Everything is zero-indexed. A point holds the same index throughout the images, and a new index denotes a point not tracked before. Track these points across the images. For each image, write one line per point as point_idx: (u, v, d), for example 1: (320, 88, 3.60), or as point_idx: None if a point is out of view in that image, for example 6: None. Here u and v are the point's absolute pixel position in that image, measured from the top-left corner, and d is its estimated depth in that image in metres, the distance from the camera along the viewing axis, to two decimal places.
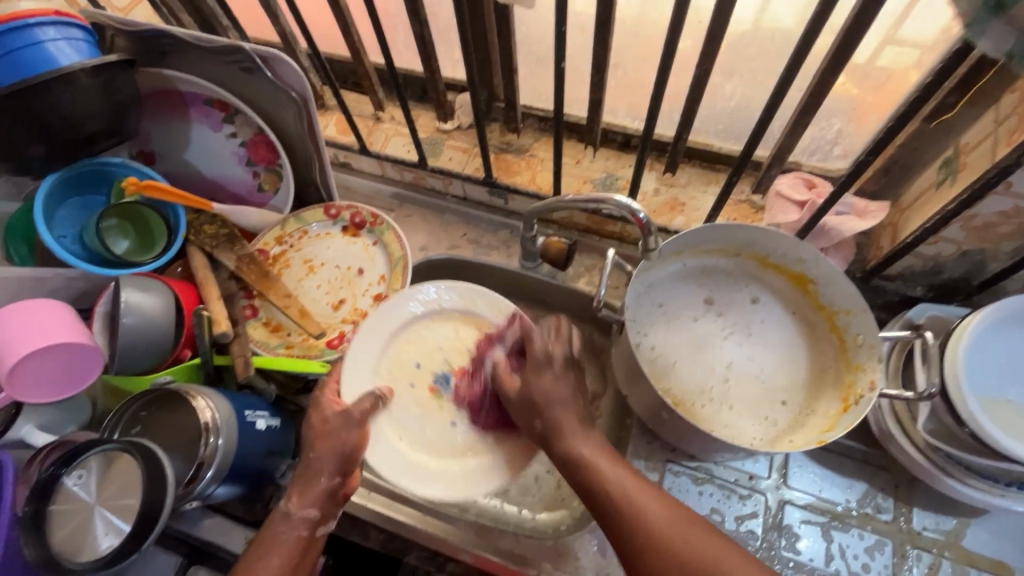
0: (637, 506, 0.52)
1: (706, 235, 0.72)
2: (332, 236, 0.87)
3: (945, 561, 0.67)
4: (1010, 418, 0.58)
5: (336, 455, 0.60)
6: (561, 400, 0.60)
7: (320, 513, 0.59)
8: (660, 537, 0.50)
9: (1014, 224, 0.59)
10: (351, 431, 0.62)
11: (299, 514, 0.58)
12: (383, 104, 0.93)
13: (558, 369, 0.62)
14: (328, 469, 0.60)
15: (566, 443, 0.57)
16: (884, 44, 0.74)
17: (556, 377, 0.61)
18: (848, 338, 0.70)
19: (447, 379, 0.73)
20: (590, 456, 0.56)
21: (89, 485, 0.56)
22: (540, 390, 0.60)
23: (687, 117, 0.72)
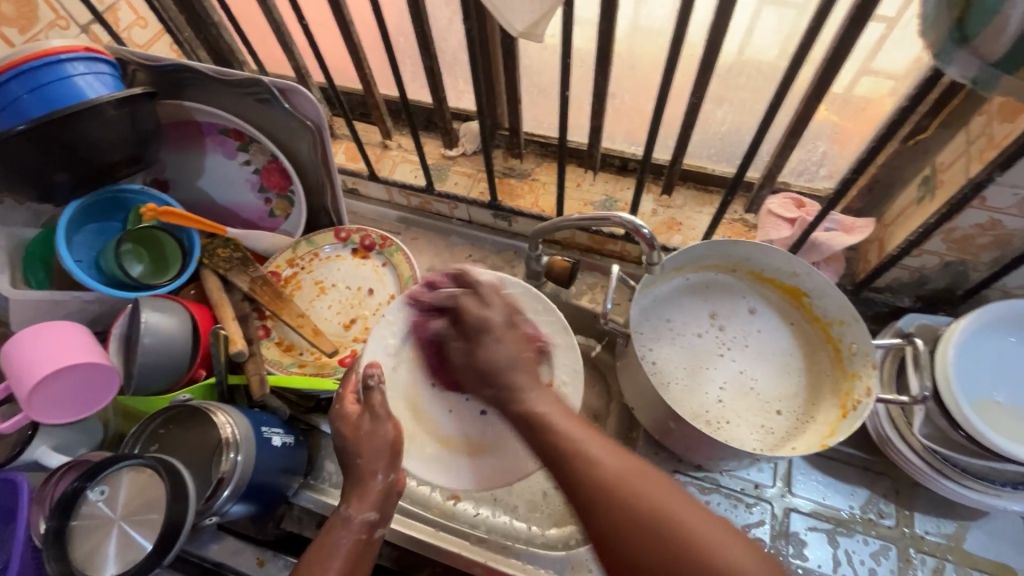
0: (591, 459, 0.47)
1: (704, 251, 0.76)
2: (343, 258, 0.90)
3: (948, 564, 0.68)
4: (1002, 419, 0.61)
5: (381, 453, 0.60)
6: (511, 364, 0.56)
7: (379, 515, 0.59)
8: (642, 503, 0.45)
9: (991, 235, 0.63)
10: (388, 424, 0.62)
11: (358, 517, 0.58)
12: (390, 132, 0.97)
13: (502, 335, 0.58)
14: (380, 466, 0.60)
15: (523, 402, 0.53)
16: (861, 74, 0.76)
17: (501, 342, 0.57)
18: (843, 347, 0.73)
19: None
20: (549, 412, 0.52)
21: (112, 501, 0.57)
22: (487, 358, 0.57)
23: (682, 142, 0.77)
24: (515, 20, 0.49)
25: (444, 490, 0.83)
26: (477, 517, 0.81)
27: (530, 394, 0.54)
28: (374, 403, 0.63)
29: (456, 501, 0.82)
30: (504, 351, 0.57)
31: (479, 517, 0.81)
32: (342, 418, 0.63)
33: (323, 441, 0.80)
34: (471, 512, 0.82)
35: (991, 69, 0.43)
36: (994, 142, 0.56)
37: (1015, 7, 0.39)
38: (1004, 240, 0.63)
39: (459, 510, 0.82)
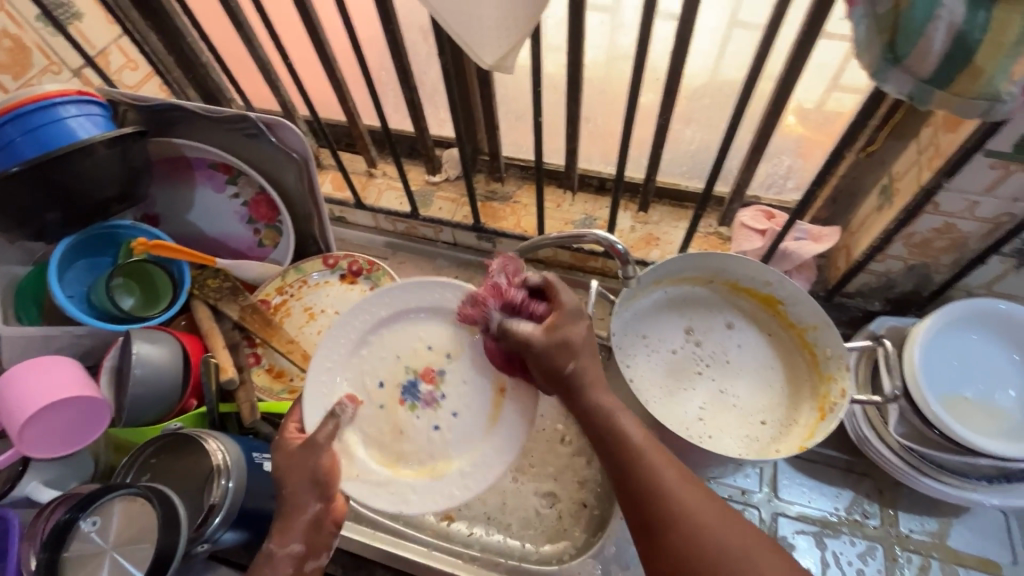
0: (676, 496, 0.53)
1: (679, 265, 0.79)
2: (332, 285, 0.92)
3: (934, 561, 0.70)
4: (970, 414, 0.63)
5: (308, 482, 0.58)
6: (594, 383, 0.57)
7: (307, 547, 0.57)
8: (709, 537, 0.51)
9: (948, 238, 0.66)
10: (324, 453, 0.60)
11: (282, 552, 0.56)
12: (375, 161, 1.00)
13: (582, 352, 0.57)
14: (307, 497, 0.58)
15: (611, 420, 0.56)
16: (829, 90, 0.86)
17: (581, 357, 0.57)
18: (818, 352, 0.75)
19: (416, 386, 0.68)
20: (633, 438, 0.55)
21: (104, 531, 0.58)
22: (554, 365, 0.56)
23: (654, 161, 0.80)
24: (484, 55, 0.52)
25: (437, 510, 0.84)
26: (470, 537, 0.82)
27: (621, 416, 0.57)
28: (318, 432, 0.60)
29: (450, 522, 0.83)
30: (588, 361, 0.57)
31: (473, 536, 0.82)
32: (281, 448, 0.61)
33: None
34: (465, 532, 0.82)
35: (924, 85, 0.47)
36: (940, 151, 0.59)
37: (936, 28, 0.42)
38: (960, 242, 0.67)
39: (453, 531, 0.82)
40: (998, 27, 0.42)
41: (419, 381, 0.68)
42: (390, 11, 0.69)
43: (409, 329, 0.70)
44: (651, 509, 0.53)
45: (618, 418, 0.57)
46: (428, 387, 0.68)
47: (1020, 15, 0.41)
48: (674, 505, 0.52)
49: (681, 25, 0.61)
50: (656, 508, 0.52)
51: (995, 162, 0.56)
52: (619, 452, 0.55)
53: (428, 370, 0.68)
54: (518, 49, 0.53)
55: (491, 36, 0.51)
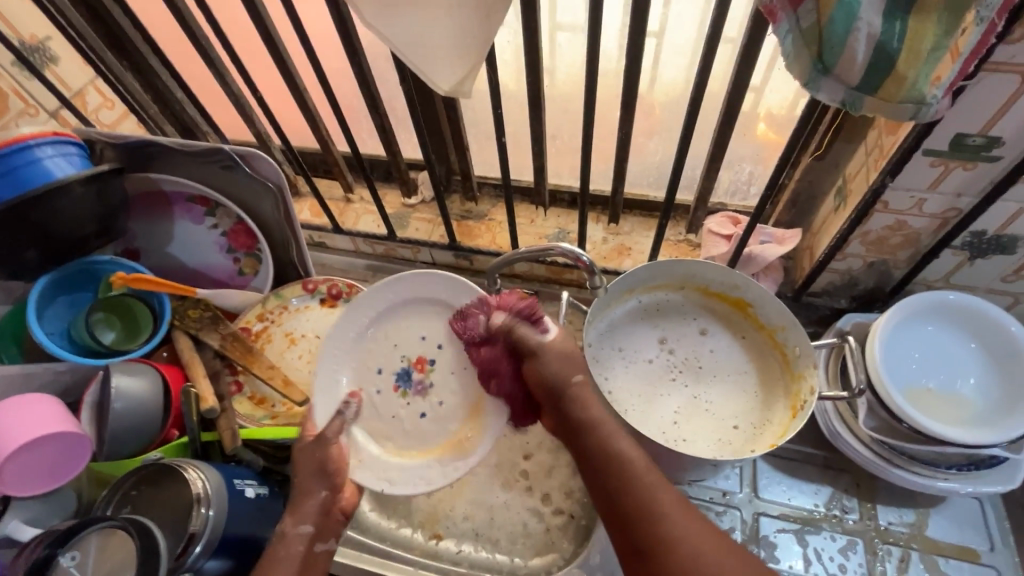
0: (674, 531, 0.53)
1: (649, 274, 0.81)
2: (312, 309, 0.93)
3: (913, 552, 0.71)
4: (932, 404, 0.65)
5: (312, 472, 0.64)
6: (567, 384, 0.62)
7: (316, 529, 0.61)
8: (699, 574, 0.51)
9: (901, 235, 0.69)
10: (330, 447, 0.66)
11: (292, 532, 0.60)
12: (352, 186, 1.02)
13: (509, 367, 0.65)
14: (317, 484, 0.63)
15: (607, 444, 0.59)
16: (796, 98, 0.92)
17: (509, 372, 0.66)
18: (789, 352, 0.77)
19: (409, 374, 0.75)
20: (626, 458, 0.58)
21: (84, 565, 0.58)
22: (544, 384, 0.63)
23: (619, 173, 0.82)
24: (441, 80, 0.55)
25: (425, 529, 0.84)
26: (459, 554, 0.82)
27: (616, 438, 0.59)
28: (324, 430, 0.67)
29: (438, 540, 0.83)
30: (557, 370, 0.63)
31: (462, 553, 0.82)
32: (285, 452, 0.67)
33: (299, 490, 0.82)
34: (454, 549, 0.82)
35: (855, 92, 0.49)
36: (884, 152, 0.62)
37: (858, 39, 0.45)
38: (913, 238, 0.69)
39: (442, 549, 0.83)
40: (914, 35, 0.45)
41: (412, 370, 0.75)
42: (355, 43, 0.72)
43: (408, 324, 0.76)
44: (644, 531, 0.54)
45: (613, 437, 0.59)
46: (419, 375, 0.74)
47: (932, 23, 0.44)
48: (666, 528, 0.53)
49: (631, 46, 0.64)
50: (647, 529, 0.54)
51: (935, 159, 0.59)
52: (614, 471, 0.57)
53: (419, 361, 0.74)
54: (476, 72, 0.55)
55: (445, 62, 0.54)
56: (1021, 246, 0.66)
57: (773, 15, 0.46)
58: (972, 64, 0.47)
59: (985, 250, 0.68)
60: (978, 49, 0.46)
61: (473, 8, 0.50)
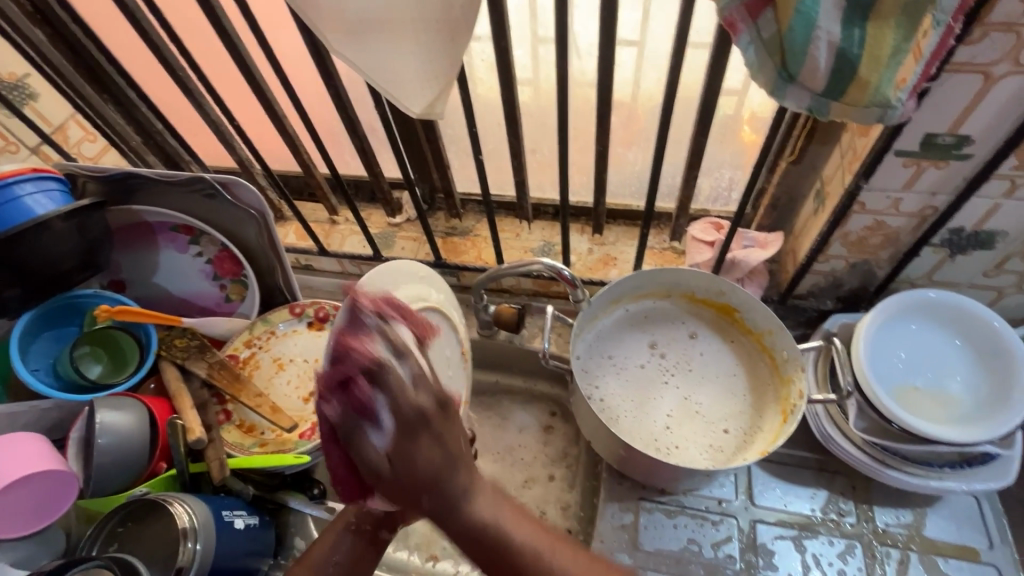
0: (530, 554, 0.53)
1: (635, 283, 0.81)
2: (299, 332, 0.93)
3: (912, 554, 0.70)
4: (920, 402, 0.65)
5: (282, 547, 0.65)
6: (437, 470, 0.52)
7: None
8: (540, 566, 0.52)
9: (881, 234, 0.69)
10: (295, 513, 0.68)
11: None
12: (336, 208, 1.02)
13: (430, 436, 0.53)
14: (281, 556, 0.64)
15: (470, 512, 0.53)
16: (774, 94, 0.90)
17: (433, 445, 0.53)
18: (777, 355, 0.77)
19: None
20: (498, 521, 0.53)
21: None
22: (412, 466, 0.52)
23: (600, 185, 0.83)
24: (412, 104, 0.55)
25: (422, 551, 0.83)
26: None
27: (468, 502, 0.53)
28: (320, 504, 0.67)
29: (435, 562, 0.82)
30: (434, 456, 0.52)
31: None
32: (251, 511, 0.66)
33: (291, 517, 0.82)
34: (451, 571, 0.81)
35: (821, 98, 0.50)
36: (857, 154, 0.62)
37: (819, 47, 0.45)
38: (893, 237, 0.69)
39: (439, 571, 0.82)
40: (874, 41, 0.45)
41: None
42: (330, 69, 0.72)
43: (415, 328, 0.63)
44: (524, 570, 0.52)
45: (513, 528, 0.54)
46: None
47: (891, 28, 0.45)
48: (546, 561, 0.53)
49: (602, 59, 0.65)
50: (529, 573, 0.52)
51: (907, 160, 0.59)
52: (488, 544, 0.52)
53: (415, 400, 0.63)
54: (445, 95, 0.56)
55: (416, 85, 0.54)
56: (999, 241, 0.66)
57: (733, 27, 0.46)
58: (934, 66, 0.48)
59: (964, 247, 0.68)
60: (937, 51, 0.47)
61: (439, 32, 0.51)
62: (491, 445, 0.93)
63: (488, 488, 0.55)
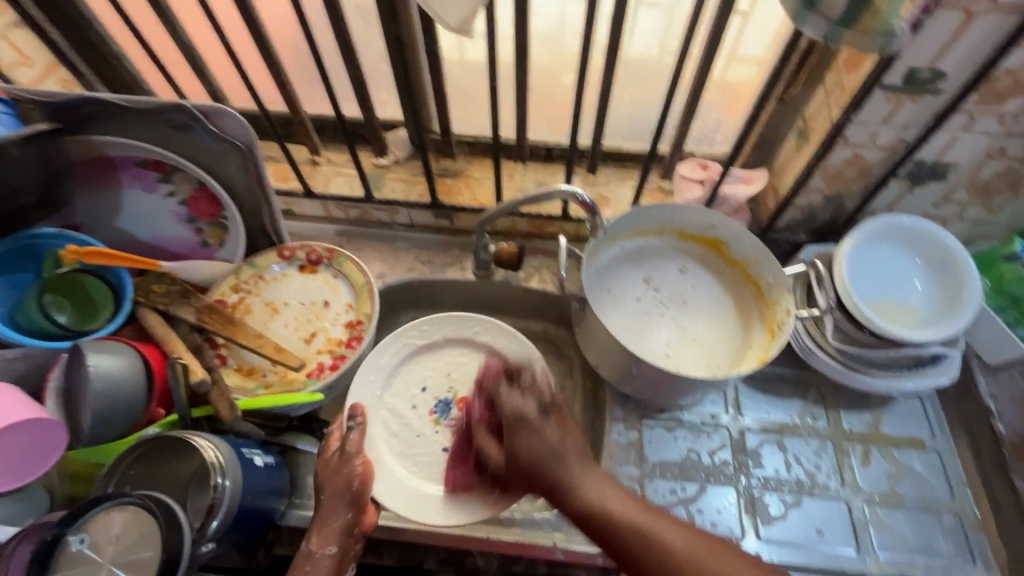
0: (659, 539, 0.54)
1: (633, 218, 0.85)
2: (290, 276, 0.88)
3: (873, 447, 0.81)
4: (888, 312, 0.74)
5: (342, 495, 0.64)
6: (555, 451, 0.59)
7: (340, 550, 0.62)
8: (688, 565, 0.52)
9: (856, 167, 0.77)
10: (354, 463, 0.66)
11: (319, 552, 0.61)
12: (319, 148, 0.98)
13: (541, 425, 0.60)
14: (343, 504, 0.64)
15: (580, 494, 0.57)
16: None
17: (541, 433, 0.59)
18: (761, 282, 0.84)
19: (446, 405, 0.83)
20: (607, 505, 0.56)
21: (99, 543, 0.53)
22: (529, 453, 0.59)
23: (600, 124, 0.85)
24: (448, 15, 0.54)
25: None
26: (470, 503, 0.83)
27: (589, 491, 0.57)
28: (348, 442, 0.67)
29: None
30: (544, 442, 0.59)
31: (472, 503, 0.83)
32: (324, 452, 0.68)
33: (300, 459, 0.79)
34: None
35: (835, 26, 0.54)
36: (845, 89, 0.68)
37: None
38: (866, 170, 0.77)
39: None
40: None
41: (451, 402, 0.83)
42: None
43: (457, 358, 0.86)
44: (627, 544, 0.54)
45: (603, 497, 0.57)
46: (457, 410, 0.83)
47: None
48: (659, 542, 0.53)
49: None
50: (650, 557, 0.53)
51: (889, 94, 0.66)
52: (635, 542, 0.54)
53: (464, 397, 0.84)
54: (478, 11, 0.54)
55: None
56: (952, 172, 0.75)
57: None
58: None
59: (923, 179, 0.77)
60: None
61: None
62: None
63: (601, 474, 0.59)
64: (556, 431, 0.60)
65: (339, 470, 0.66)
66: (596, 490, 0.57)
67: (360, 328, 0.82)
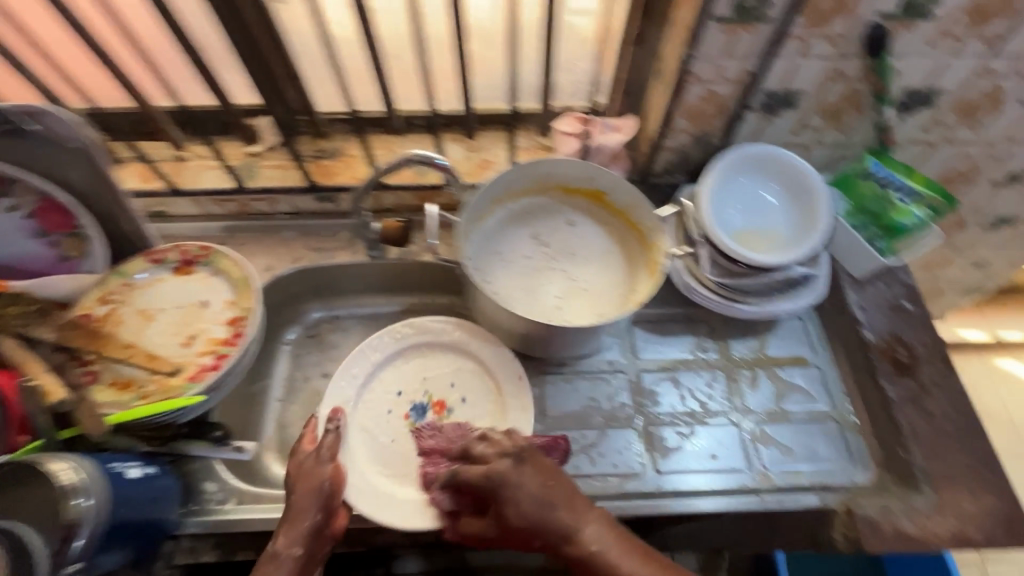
0: None
1: (511, 178, 0.85)
2: (164, 280, 0.83)
3: (760, 371, 0.85)
4: (751, 240, 0.77)
5: (314, 493, 0.66)
6: (542, 504, 0.61)
7: (305, 552, 0.63)
8: None
9: (713, 104, 0.78)
10: (328, 467, 0.69)
11: (284, 553, 0.63)
12: (182, 143, 0.93)
13: (522, 477, 0.62)
14: (311, 505, 0.65)
15: (581, 538, 0.60)
16: None
17: (525, 485, 0.62)
18: (643, 227, 0.86)
19: (423, 409, 0.81)
20: (608, 553, 0.60)
21: None
22: (519, 515, 0.61)
23: (465, 86, 0.83)
24: None
25: None
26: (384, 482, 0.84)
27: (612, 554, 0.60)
28: (324, 445, 0.71)
29: None
30: (529, 495, 0.61)
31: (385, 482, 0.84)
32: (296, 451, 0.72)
33: (195, 465, 0.76)
34: None
35: None
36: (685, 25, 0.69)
37: None
38: (723, 106, 0.79)
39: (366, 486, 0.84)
40: None
41: (428, 407, 0.82)
42: None
43: (429, 360, 0.85)
44: None
45: (604, 555, 0.60)
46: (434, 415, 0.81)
47: None
48: None
49: None
50: None
51: (724, 26, 0.67)
52: None
53: (441, 401, 0.82)
54: None
55: None
56: (801, 99, 0.78)
57: None
58: None
59: (777, 108, 0.79)
60: None
61: None
62: None
63: (597, 511, 0.63)
64: (531, 481, 0.62)
65: (307, 471, 0.69)
66: (598, 545, 0.60)
67: (241, 323, 0.79)
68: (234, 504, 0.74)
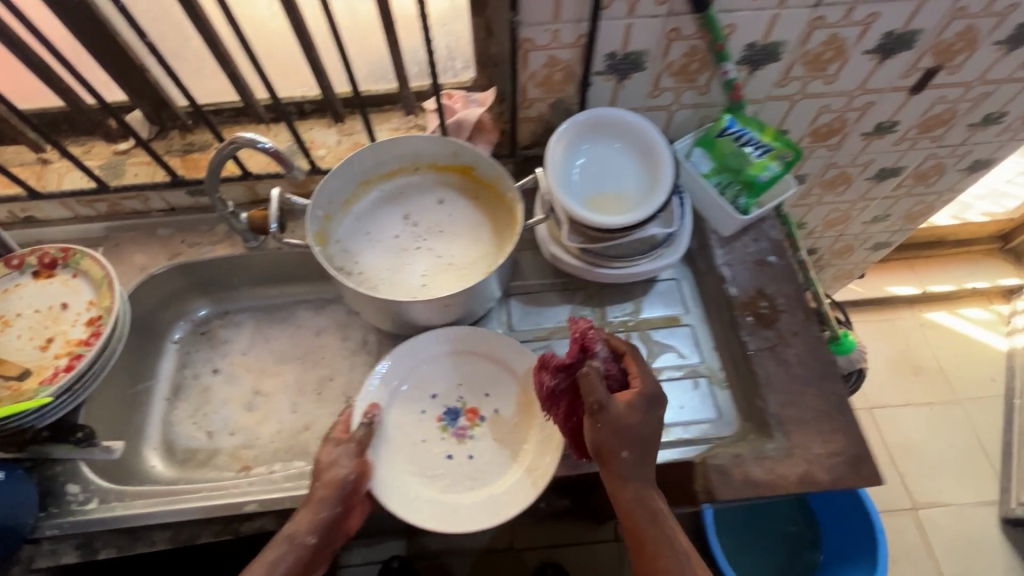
0: (685, 563, 0.64)
1: (373, 159, 0.84)
2: (24, 286, 0.82)
3: (634, 333, 0.85)
4: (601, 204, 0.78)
5: (338, 484, 0.68)
6: (648, 435, 0.66)
7: (317, 539, 0.66)
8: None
9: (560, 69, 0.79)
10: (342, 467, 0.69)
11: (301, 537, 0.66)
12: (40, 144, 0.91)
13: (620, 406, 0.65)
14: (333, 496, 0.67)
15: (625, 493, 0.65)
16: None
17: (641, 412, 0.65)
18: (509, 199, 0.86)
19: (455, 414, 0.80)
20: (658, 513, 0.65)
21: None
22: (623, 433, 0.64)
23: (317, 68, 0.83)
24: None
25: (233, 465, 0.86)
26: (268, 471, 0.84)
27: (661, 514, 0.65)
28: (361, 438, 0.72)
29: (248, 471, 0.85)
30: (650, 423, 0.66)
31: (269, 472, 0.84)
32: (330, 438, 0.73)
33: (59, 468, 0.75)
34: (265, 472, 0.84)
35: None
36: None
37: None
38: (570, 71, 0.79)
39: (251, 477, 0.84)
40: None
41: (461, 413, 0.80)
42: None
43: (461, 365, 0.82)
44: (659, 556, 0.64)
45: (655, 515, 0.65)
46: (466, 421, 0.79)
47: None
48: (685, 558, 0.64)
49: None
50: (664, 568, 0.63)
51: None
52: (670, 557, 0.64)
53: (474, 407, 0.80)
54: None
55: None
56: (646, 60, 0.78)
57: None
58: None
59: (625, 71, 0.80)
60: None
61: None
62: (289, 353, 0.95)
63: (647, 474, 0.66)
64: (624, 409, 0.65)
65: (334, 460, 0.70)
66: (650, 503, 0.65)
67: (98, 323, 0.78)
68: (95, 504, 0.73)
